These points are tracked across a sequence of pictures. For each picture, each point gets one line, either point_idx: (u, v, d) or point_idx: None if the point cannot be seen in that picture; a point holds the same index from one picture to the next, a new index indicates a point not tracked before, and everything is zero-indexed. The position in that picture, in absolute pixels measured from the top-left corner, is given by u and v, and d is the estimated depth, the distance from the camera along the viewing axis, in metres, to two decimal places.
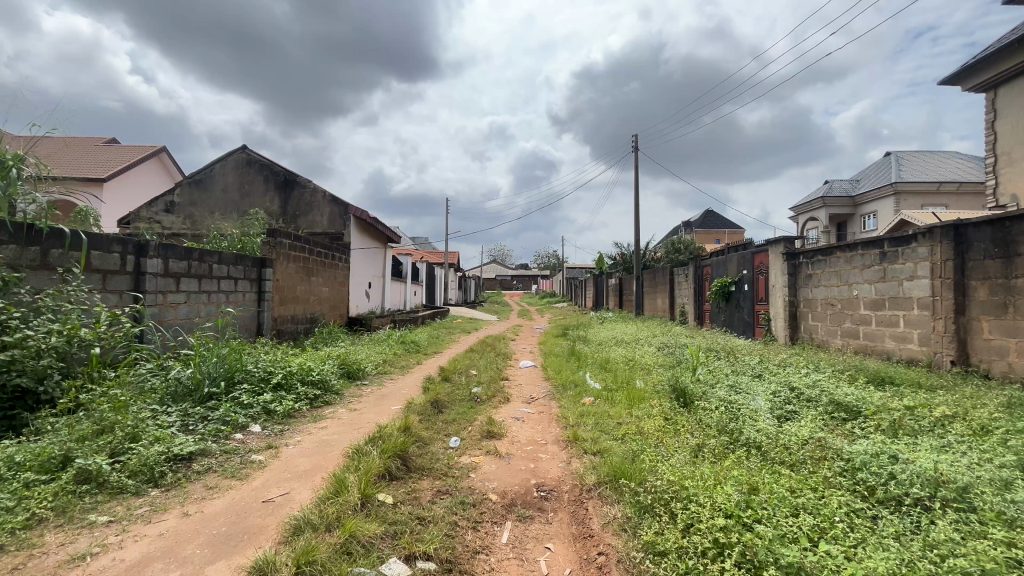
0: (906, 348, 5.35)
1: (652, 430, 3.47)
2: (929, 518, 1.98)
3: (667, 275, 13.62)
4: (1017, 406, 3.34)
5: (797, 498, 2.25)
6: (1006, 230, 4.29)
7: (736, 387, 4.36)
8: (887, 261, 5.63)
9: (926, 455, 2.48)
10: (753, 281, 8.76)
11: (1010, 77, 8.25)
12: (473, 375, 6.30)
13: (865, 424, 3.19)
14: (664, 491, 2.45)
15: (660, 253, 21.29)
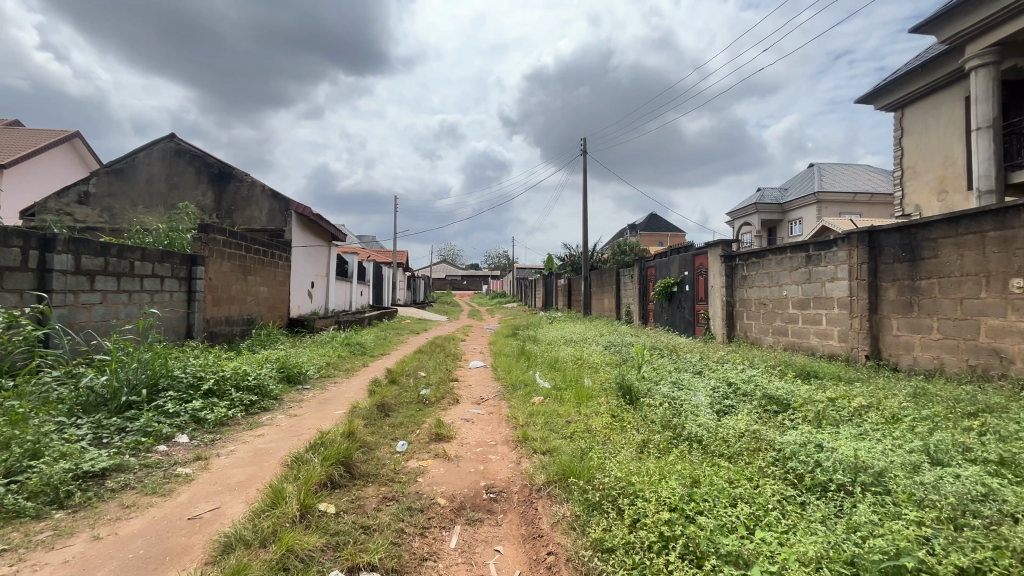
0: (828, 344, 5.79)
1: (600, 427, 3.54)
2: (850, 502, 2.14)
3: (614, 275, 14.00)
4: (921, 395, 3.70)
5: (735, 488, 2.36)
6: (912, 237, 4.73)
7: (679, 384, 4.53)
8: (812, 264, 6.05)
9: (847, 443, 2.68)
10: (694, 282, 9.17)
11: (914, 99, 9.15)
12: (422, 376, 6.17)
13: (794, 415, 3.41)
14: (612, 487, 2.49)
15: (607, 254, 21.87)
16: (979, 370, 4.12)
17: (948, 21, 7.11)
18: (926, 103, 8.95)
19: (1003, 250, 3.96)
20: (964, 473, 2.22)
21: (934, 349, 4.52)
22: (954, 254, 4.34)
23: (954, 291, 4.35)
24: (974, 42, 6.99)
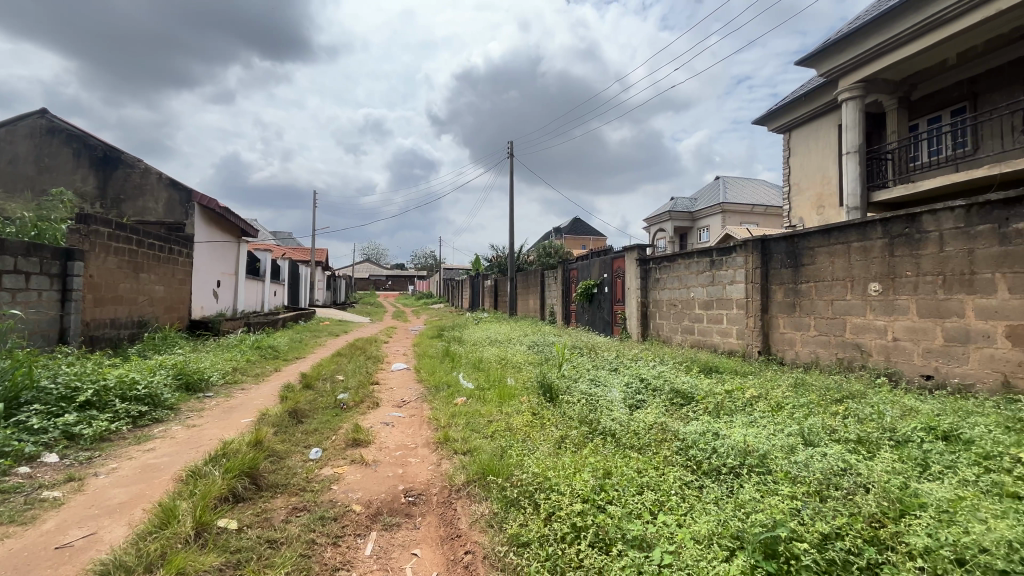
0: (728, 341, 6.36)
1: (520, 425, 3.61)
2: (739, 482, 2.37)
3: (538, 277, 14.32)
4: (800, 385, 4.19)
5: (643, 477, 2.52)
6: (795, 245, 5.35)
7: (596, 380, 4.76)
8: (715, 268, 6.61)
9: (738, 430, 2.97)
10: (612, 283, 9.65)
11: (799, 123, 10.33)
12: (340, 380, 5.91)
13: (696, 407, 3.71)
14: (529, 483, 2.55)
15: (533, 256, 22.35)
16: (845, 362, 4.75)
17: (827, 56, 8.10)
18: (808, 127, 10.13)
19: (864, 259, 4.59)
20: (829, 451, 2.55)
21: (812, 344, 5.13)
22: (827, 262, 4.95)
23: (827, 293, 4.97)
24: (847, 77, 8.02)
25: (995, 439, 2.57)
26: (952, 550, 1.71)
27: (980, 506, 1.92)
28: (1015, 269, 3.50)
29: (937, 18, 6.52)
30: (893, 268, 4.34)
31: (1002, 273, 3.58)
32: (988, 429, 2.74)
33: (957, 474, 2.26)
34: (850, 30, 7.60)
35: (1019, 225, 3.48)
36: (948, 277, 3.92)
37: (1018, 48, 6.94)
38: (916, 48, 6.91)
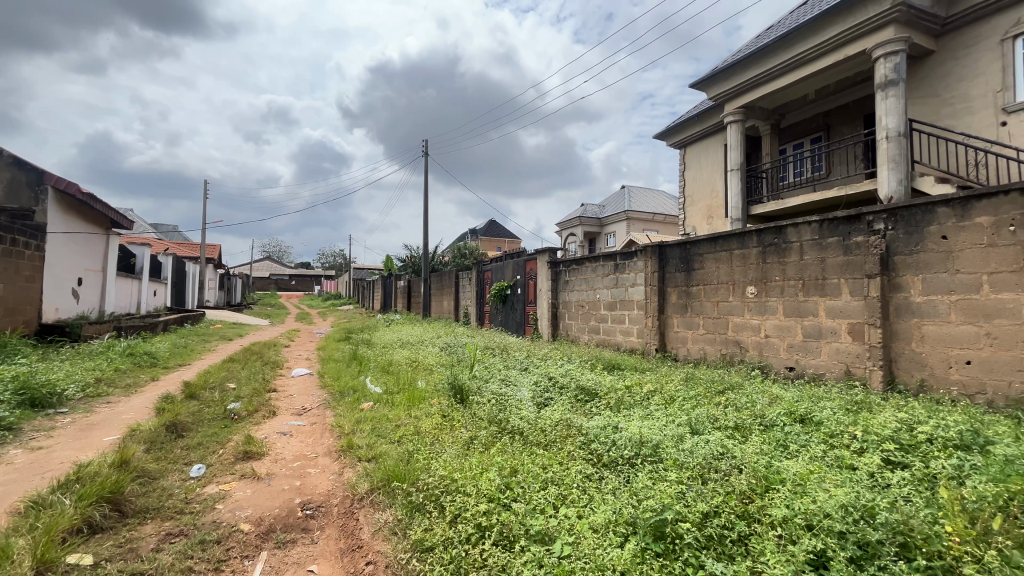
0: (629, 339, 6.79)
1: (429, 428, 3.55)
2: (634, 472, 2.53)
3: (453, 278, 14.23)
4: (690, 379, 4.60)
5: (547, 472, 2.61)
6: (687, 251, 5.86)
7: (507, 380, 4.82)
8: (619, 271, 7.03)
9: (635, 422, 3.18)
10: (525, 285, 9.87)
11: (693, 140, 11.33)
12: (231, 389, 5.37)
13: (600, 403, 3.91)
14: (435, 487, 2.52)
15: (448, 257, 22.15)
16: (728, 357, 5.29)
17: (715, 82, 9.01)
18: (701, 145, 11.16)
19: (743, 265, 5.16)
20: (711, 438, 2.82)
21: (701, 342, 5.65)
22: (714, 267, 5.49)
23: (713, 295, 5.51)
24: (731, 102, 8.98)
25: (837, 419, 3.02)
26: (804, 517, 1.98)
27: (824, 477, 2.25)
28: (855, 275, 4.14)
29: (800, 58, 7.54)
30: (765, 274, 4.93)
31: (845, 278, 4.21)
32: (833, 411, 3.21)
33: (809, 451, 2.62)
34: (734, 60, 8.53)
35: (858, 238, 4.12)
36: (806, 282, 4.53)
37: (859, 90, 8.24)
38: (785, 82, 7.92)
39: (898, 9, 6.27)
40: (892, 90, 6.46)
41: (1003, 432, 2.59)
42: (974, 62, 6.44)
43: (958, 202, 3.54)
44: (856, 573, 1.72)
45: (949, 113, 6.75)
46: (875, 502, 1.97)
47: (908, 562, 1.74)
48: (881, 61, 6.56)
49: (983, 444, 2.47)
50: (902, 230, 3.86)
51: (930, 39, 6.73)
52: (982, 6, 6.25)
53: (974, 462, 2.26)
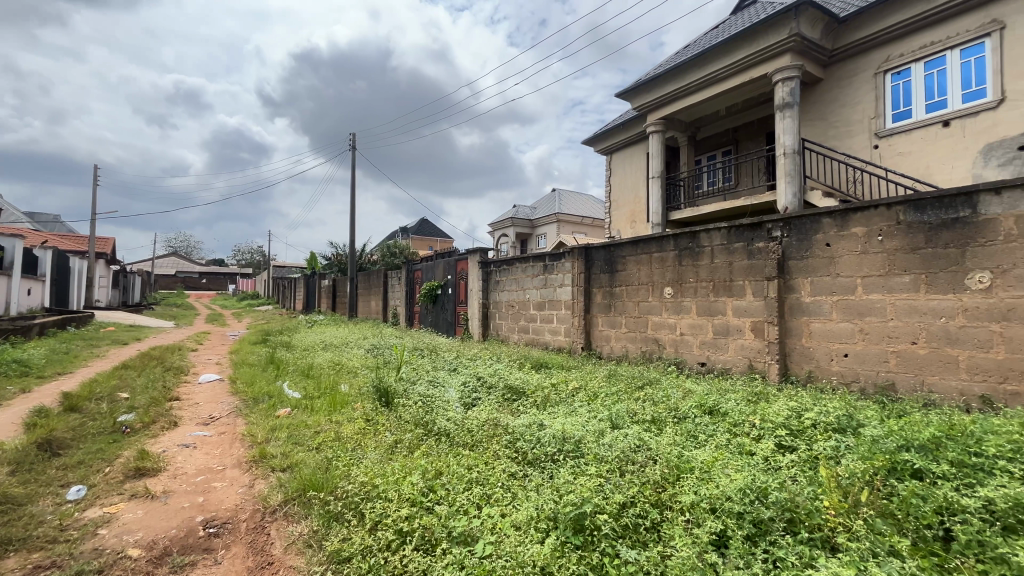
0: (557, 338, 6.97)
1: (351, 433, 3.41)
2: (557, 468, 2.60)
3: (382, 277, 13.78)
4: (612, 375, 4.81)
5: (471, 473, 2.60)
6: (611, 253, 6.13)
7: (435, 382, 4.76)
8: (548, 272, 7.19)
9: (558, 419, 3.26)
10: (456, 285, 9.80)
11: (619, 147, 11.84)
12: (123, 399, 4.81)
13: (527, 401, 3.97)
14: (355, 494, 2.43)
15: (376, 255, 21.42)
16: (647, 354, 5.59)
17: (639, 93, 9.50)
18: (626, 151, 11.70)
19: (661, 267, 5.48)
20: (629, 432, 2.96)
21: (623, 340, 5.93)
22: (635, 268, 5.78)
23: (634, 296, 5.80)
24: (653, 113, 9.50)
25: (740, 409, 3.30)
26: (708, 501, 2.14)
27: (727, 463, 2.45)
28: (757, 277, 4.54)
29: (713, 75, 8.14)
30: (681, 276, 5.27)
31: (749, 280, 4.60)
32: (737, 402, 3.50)
33: (714, 440, 2.84)
34: (655, 74, 9.05)
35: (759, 244, 4.53)
36: (716, 283, 4.90)
37: (762, 110, 9.06)
38: (699, 98, 8.53)
39: (794, 39, 6.97)
40: (788, 111, 7.17)
41: (872, 416, 2.96)
42: (854, 91, 7.32)
43: (840, 213, 3.99)
44: (750, 548, 1.90)
45: (834, 135, 7.61)
46: (768, 483, 2.17)
47: (794, 535, 1.94)
48: (781, 84, 7.26)
49: (855, 427, 2.81)
50: (794, 237, 4.29)
51: (819, 68, 7.55)
52: (861, 42, 7.11)
53: (847, 443, 2.57)
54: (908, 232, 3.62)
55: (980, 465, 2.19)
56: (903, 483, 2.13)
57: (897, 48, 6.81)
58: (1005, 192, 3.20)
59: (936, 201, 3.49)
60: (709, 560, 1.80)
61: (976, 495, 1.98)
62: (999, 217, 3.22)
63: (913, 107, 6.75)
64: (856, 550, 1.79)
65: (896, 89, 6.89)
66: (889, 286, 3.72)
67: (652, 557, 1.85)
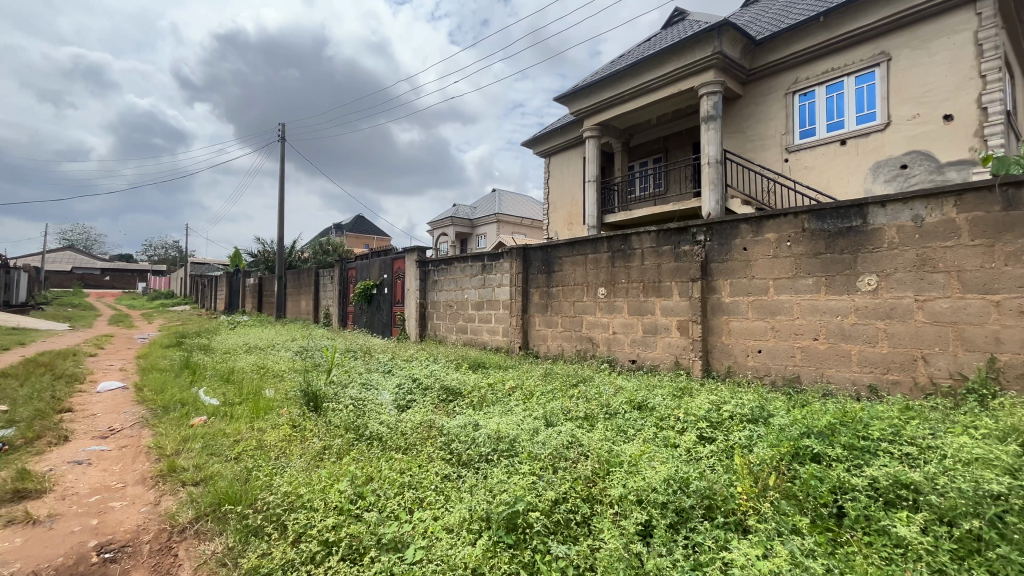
0: (495, 338, 6.99)
1: (275, 441, 3.21)
2: (491, 468, 2.59)
3: (313, 276, 13.13)
4: (548, 374, 4.89)
5: (404, 477, 2.54)
6: (548, 254, 6.23)
7: (368, 384, 4.60)
8: (486, 272, 7.19)
9: (494, 419, 3.26)
10: (392, 284, 9.54)
11: (557, 150, 12.08)
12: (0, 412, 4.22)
13: (463, 402, 3.94)
14: (277, 506, 2.28)
15: (307, 253, 20.35)
16: (582, 352, 5.75)
17: (577, 98, 9.74)
18: (564, 155, 11.96)
19: (595, 268, 5.65)
20: (562, 429, 3.02)
21: (559, 339, 6.05)
22: (571, 269, 5.93)
23: (570, 296, 5.94)
24: (589, 118, 9.78)
25: (666, 404, 3.48)
26: (635, 493, 2.23)
27: (652, 456, 2.56)
28: (682, 279, 4.81)
29: (646, 86, 8.52)
30: (613, 276, 5.46)
31: (675, 281, 4.86)
32: (663, 397, 3.69)
33: (641, 434, 2.97)
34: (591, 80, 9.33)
35: (685, 247, 4.79)
36: (646, 284, 5.13)
37: (689, 121, 9.62)
38: (632, 106, 8.90)
39: (717, 56, 7.46)
40: (712, 124, 7.66)
41: (781, 407, 3.23)
42: (769, 108, 7.96)
43: (755, 220, 4.32)
44: (672, 535, 2.00)
45: (751, 147, 8.23)
46: (689, 473, 2.30)
47: (711, 520, 2.07)
48: (706, 97, 7.73)
49: (765, 416, 3.06)
50: (716, 242, 4.59)
51: (739, 84, 8.14)
52: (774, 63, 7.74)
53: (758, 432, 2.78)
54: (811, 238, 3.99)
55: (867, 447, 2.46)
56: (804, 466, 2.34)
57: (805, 71, 7.48)
58: (890, 205, 3.61)
59: (834, 211, 3.87)
60: (635, 550, 1.87)
61: (864, 474, 2.22)
62: (885, 227, 3.62)
63: (817, 125, 7.45)
64: (764, 531, 1.94)
65: (803, 109, 7.58)
66: (796, 287, 4.07)
67: (581, 552, 1.89)
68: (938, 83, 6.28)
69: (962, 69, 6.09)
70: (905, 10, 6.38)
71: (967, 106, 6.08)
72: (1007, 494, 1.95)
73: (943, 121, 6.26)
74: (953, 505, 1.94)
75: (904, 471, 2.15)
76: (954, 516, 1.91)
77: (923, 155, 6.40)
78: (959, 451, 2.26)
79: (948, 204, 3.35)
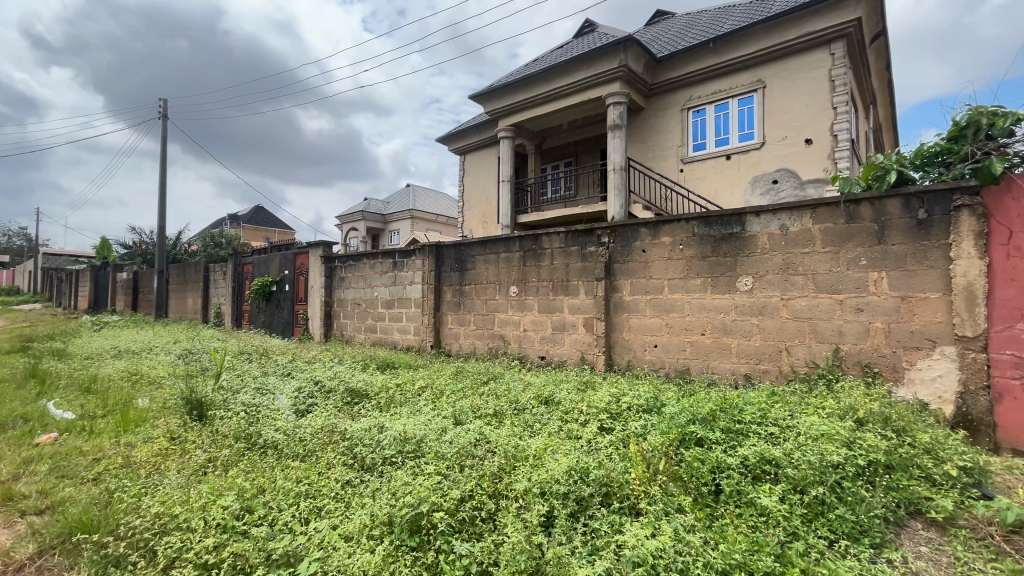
0: (406, 337, 6.82)
1: (147, 457, 2.84)
2: (396, 470, 2.52)
3: (201, 270, 11.85)
4: (458, 372, 4.87)
5: (300, 486, 2.38)
6: (462, 252, 6.21)
7: (263, 389, 4.24)
8: (397, 269, 6.98)
9: (401, 420, 3.17)
10: (295, 281, 8.91)
11: (473, 148, 12.05)
12: None
13: (369, 403, 3.80)
14: (144, 530, 2.03)
15: (195, 245, 18.28)
16: (493, 350, 5.81)
17: (493, 97, 9.80)
18: (480, 153, 11.96)
19: (508, 267, 5.74)
20: (471, 427, 3.02)
21: (471, 337, 6.07)
22: (484, 268, 5.96)
23: (483, 294, 5.97)
24: (504, 118, 9.88)
25: (571, 398, 3.63)
26: (539, 486, 2.29)
27: (556, 449, 2.66)
28: (589, 278, 5.05)
29: (558, 91, 8.80)
30: (525, 275, 5.58)
31: (582, 281, 5.09)
32: (569, 391, 3.84)
33: (547, 428, 3.07)
34: (507, 81, 9.44)
35: (591, 248, 5.04)
36: (555, 283, 5.30)
37: (597, 128, 10.12)
38: (546, 110, 9.15)
39: (622, 69, 7.93)
40: (617, 132, 8.12)
41: (672, 397, 3.52)
42: (667, 122, 8.63)
43: (653, 225, 4.65)
44: (572, 524, 2.09)
45: (652, 157, 8.86)
46: (589, 462, 2.42)
47: (608, 506, 2.20)
48: (613, 107, 8.17)
49: (658, 406, 3.31)
50: (619, 244, 4.87)
51: (641, 97, 8.73)
52: (672, 81, 8.40)
53: (652, 421, 3.01)
54: (699, 243, 4.39)
55: (741, 429, 2.76)
56: (688, 450, 2.56)
57: (698, 91, 8.22)
58: (762, 215, 4.08)
59: (719, 219, 4.29)
60: (536, 541, 1.93)
61: (738, 453, 2.48)
62: (759, 234, 4.10)
63: (707, 141, 8.23)
64: (654, 512, 2.11)
65: (696, 124, 8.33)
66: (686, 287, 4.46)
67: (484, 548, 1.90)
68: (801, 111, 7.23)
69: (820, 100, 7.06)
70: (778, 44, 7.26)
71: (823, 133, 7.07)
72: (845, 462, 2.31)
73: (805, 144, 7.22)
74: (805, 475, 2.24)
75: (768, 448, 2.45)
76: (805, 485, 2.22)
77: (790, 173, 7.33)
78: (810, 429, 2.62)
79: (807, 216, 3.87)
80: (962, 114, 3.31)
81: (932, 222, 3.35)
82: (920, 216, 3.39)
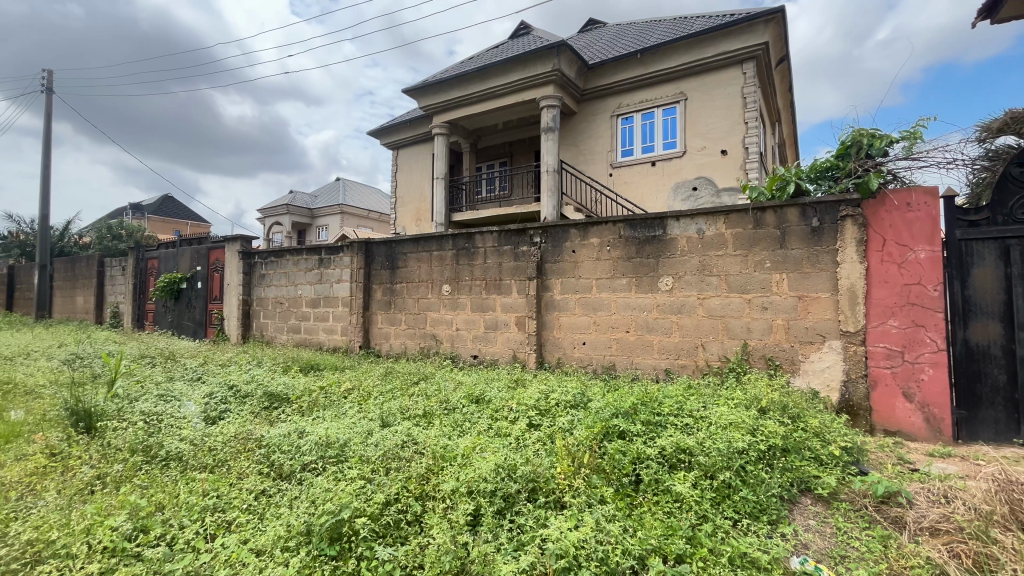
0: (332, 337, 6.53)
1: (18, 477, 2.48)
2: (316, 477, 2.40)
3: (95, 265, 10.58)
4: (387, 373, 4.73)
5: (207, 500, 2.20)
6: (393, 249, 6.04)
7: (167, 396, 3.86)
8: (323, 267, 6.65)
9: (323, 425, 3.01)
10: (208, 278, 8.22)
11: (407, 144, 11.77)
12: None
13: (290, 408, 3.60)
14: (11, 560, 1.75)
15: (88, 237, 16.27)
16: (425, 349, 5.72)
17: (427, 92, 9.63)
18: (414, 150, 11.70)
19: (440, 266, 5.66)
20: (399, 429, 2.94)
21: (402, 336, 5.92)
22: (416, 266, 5.84)
23: (415, 293, 5.85)
24: (439, 114, 9.73)
25: (500, 395, 3.66)
26: (467, 485, 2.28)
27: (484, 447, 2.66)
28: (521, 277, 5.11)
29: (493, 90, 8.81)
30: (457, 274, 5.54)
31: (514, 280, 5.14)
32: (499, 390, 3.86)
33: (476, 427, 3.06)
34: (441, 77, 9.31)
35: (523, 248, 5.10)
36: (487, 282, 5.32)
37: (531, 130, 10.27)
38: (481, 109, 9.13)
39: (556, 72, 8.09)
40: (551, 135, 8.27)
41: (597, 392, 3.66)
42: (598, 127, 8.94)
43: (582, 226, 4.80)
44: (498, 521, 2.11)
45: (583, 160, 9.14)
46: (517, 459, 2.44)
47: (534, 501, 2.24)
48: (547, 109, 8.31)
49: (584, 401, 3.42)
50: (550, 244, 4.98)
51: (574, 101, 8.96)
52: (603, 87, 8.71)
53: (578, 416, 3.09)
54: (625, 244, 4.59)
55: (659, 421, 2.93)
56: (610, 443, 2.66)
57: (626, 99, 8.60)
58: (681, 219, 4.34)
59: (642, 222, 4.51)
60: (461, 540, 1.92)
61: (656, 444, 2.61)
62: (678, 237, 4.36)
63: (634, 147, 8.63)
64: (577, 504, 2.17)
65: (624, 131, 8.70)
66: (613, 287, 4.64)
67: (408, 551, 1.87)
68: (718, 123, 7.77)
69: (734, 114, 7.63)
70: (697, 60, 7.77)
71: (736, 144, 7.65)
72: (748, 448, 2.51)
73: (721, 154, 7.77)
74: (714, 462, 2.42)
75: (683, 438, 2.60)
76: (714, 470, 2.39)
77: (707, 181, 7.87)
78: (720, 419, 2.83)
79: (720, 222, 4.17)
80: (847, 134, 3.71)
81: (823, 230, 3.73)
82: (814, 224, 3.77)
